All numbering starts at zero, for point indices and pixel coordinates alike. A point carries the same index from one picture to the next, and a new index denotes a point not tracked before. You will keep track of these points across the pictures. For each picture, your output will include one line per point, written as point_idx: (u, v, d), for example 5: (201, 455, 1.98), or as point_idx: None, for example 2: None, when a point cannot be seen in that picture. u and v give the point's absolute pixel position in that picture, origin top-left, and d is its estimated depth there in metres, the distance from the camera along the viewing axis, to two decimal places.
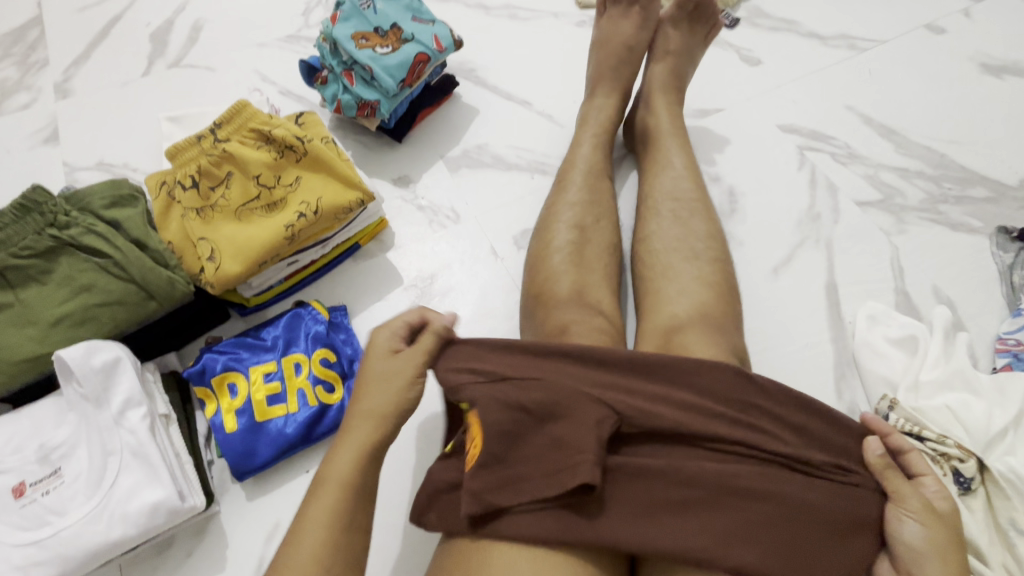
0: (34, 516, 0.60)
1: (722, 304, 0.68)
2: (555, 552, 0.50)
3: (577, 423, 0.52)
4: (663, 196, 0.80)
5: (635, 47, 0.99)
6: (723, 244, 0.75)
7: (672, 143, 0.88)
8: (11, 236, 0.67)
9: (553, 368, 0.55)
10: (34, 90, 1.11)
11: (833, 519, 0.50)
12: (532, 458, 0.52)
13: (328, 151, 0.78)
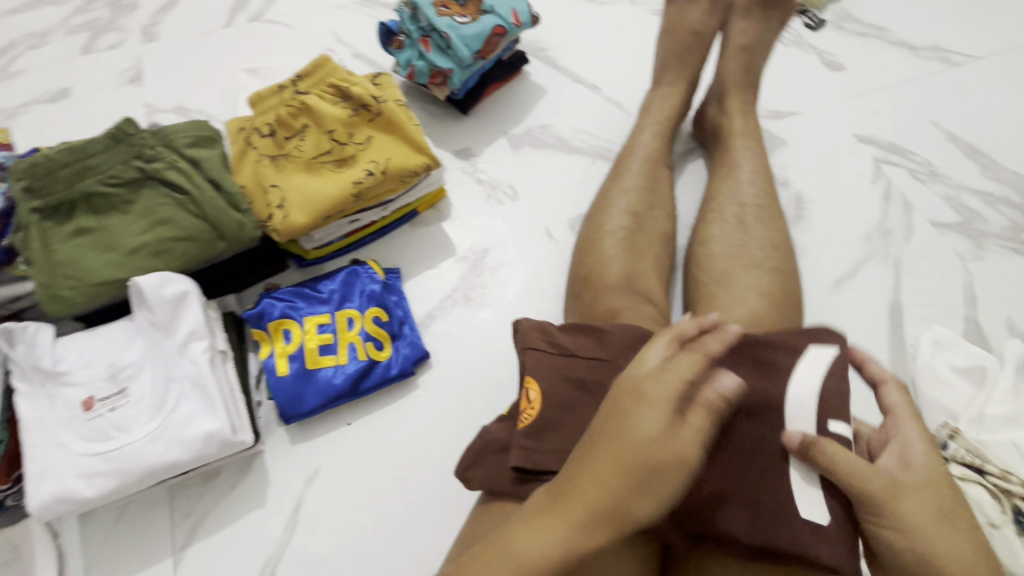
0: (100, 430, 0.64)
1: (773, 315, 0.66)
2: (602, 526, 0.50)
3: None
4: (727, 199, 0.78)
5: (704, 34, 0.95)
6: (787, 255, 0.72)
7: (743, 145, 0.85)
8: (100, 163, 0.70)
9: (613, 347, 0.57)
10: (124, 31, 1.16)
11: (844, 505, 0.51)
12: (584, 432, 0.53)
13: (401, 114, 0.79)
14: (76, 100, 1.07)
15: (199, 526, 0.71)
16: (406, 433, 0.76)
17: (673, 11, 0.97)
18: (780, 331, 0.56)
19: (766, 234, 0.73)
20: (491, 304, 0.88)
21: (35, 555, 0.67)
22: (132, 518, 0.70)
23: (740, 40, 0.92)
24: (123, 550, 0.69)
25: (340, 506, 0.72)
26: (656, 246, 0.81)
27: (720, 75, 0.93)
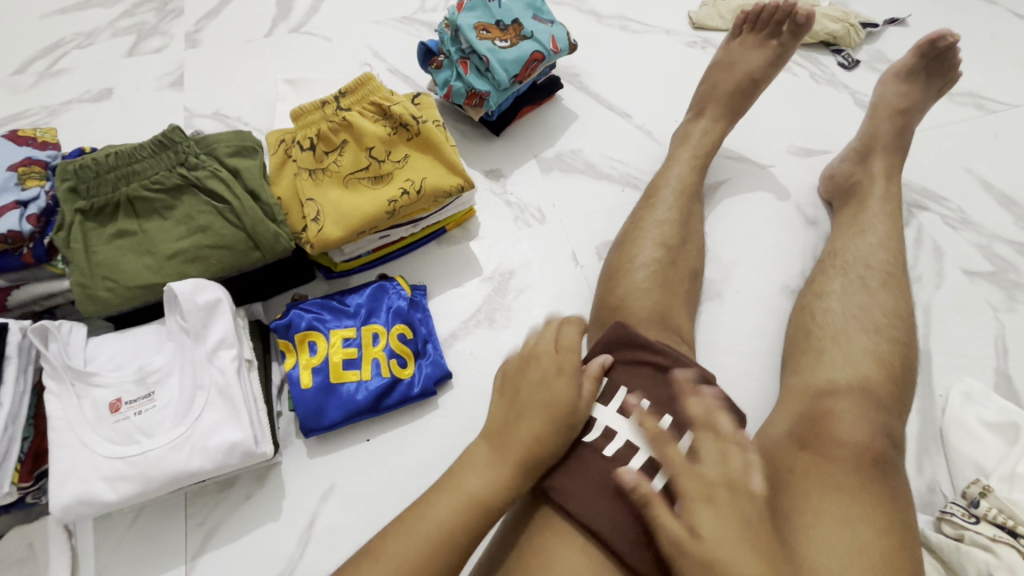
0: (125, 433, 0.64)
1: (890, 386, 0.69)
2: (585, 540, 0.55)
3: None
4: (853, 259, 0.81)
5: (760, 81, 0.99)
6: (908, 325, 0.75)
7: (877, 206, 0.87)
8: (145, 168, 0.71)
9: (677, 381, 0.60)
10: (168, 36, 1.18)
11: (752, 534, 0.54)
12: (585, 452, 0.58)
13: (438, 135, 0.81)
14: (118, 100, 1.09)
15: (212, 534, 0.70)
16: (425, 454, 0.76)
17: (736, 48, 1.01)
18: (879, 393, 0.68)
19: (890, 301, 0.76)
20: (515, 327, 0.87)
21: (49, 556, 0.67)
22: (146, 523, 0.70)
23: (897, 103, 0.93)
24: (135, 556, 0.69)
25: (355, 524, 0.72)
26: (685, 281, 0.81)
27: (872, 134, 0.93)
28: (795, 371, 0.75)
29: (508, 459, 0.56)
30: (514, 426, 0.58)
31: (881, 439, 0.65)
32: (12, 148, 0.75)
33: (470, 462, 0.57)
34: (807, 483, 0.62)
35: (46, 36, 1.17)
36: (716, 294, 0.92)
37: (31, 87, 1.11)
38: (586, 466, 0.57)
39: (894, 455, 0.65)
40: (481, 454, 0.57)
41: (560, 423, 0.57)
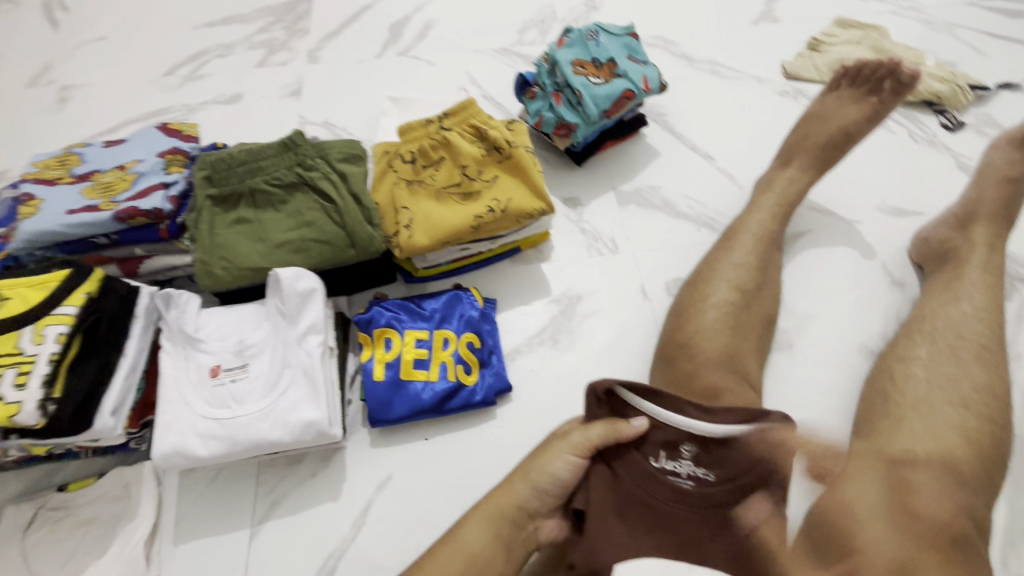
0: (220, 397, 0.71)
1: (978, 466, 0.65)
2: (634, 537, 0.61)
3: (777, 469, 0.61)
4: (943, 326, 0.77)
5: (854, 135, 0.97)
6: (1004, 405, 0.70)
7: (975, 275, 0.82)
8: (268, 166, 0.80)
9: (714, 459, 0.61)
10: (293, 51, 1.33)
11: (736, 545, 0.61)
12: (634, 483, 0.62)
13: (528, 160, 0.85)
14: (245, 105, 1.23)
15: (277, 504, 0.76)
16: (478, 460, 0.79)
17: (832, 101, 1.00)
18: (962, 469, 0.64)
19: (984, 376, 0.71)
20: (578, 350, 0.89)
21: (141, 496, 0.73)
22: (222, 483, 0.77)
23: (1006, 171, 0.89)
24: (209, 512, 0.75)
25: (405, 517, 0.75)
26: (757, 327, 0.80)
27: (975, 199, 0.89)
28: (868, 435, 0.72)
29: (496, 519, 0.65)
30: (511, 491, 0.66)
31: (963, 521, 0.61)
32: (163, 140, 0.88)
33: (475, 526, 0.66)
34: (875, 552, 0.58)
35: (195, 45, 1.34)
36: (788, 345, 0.90)
37: (177, 87, 1.27)
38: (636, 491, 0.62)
39: (976, 538, 0.61)
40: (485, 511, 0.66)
41: (504, 537, 0.65)
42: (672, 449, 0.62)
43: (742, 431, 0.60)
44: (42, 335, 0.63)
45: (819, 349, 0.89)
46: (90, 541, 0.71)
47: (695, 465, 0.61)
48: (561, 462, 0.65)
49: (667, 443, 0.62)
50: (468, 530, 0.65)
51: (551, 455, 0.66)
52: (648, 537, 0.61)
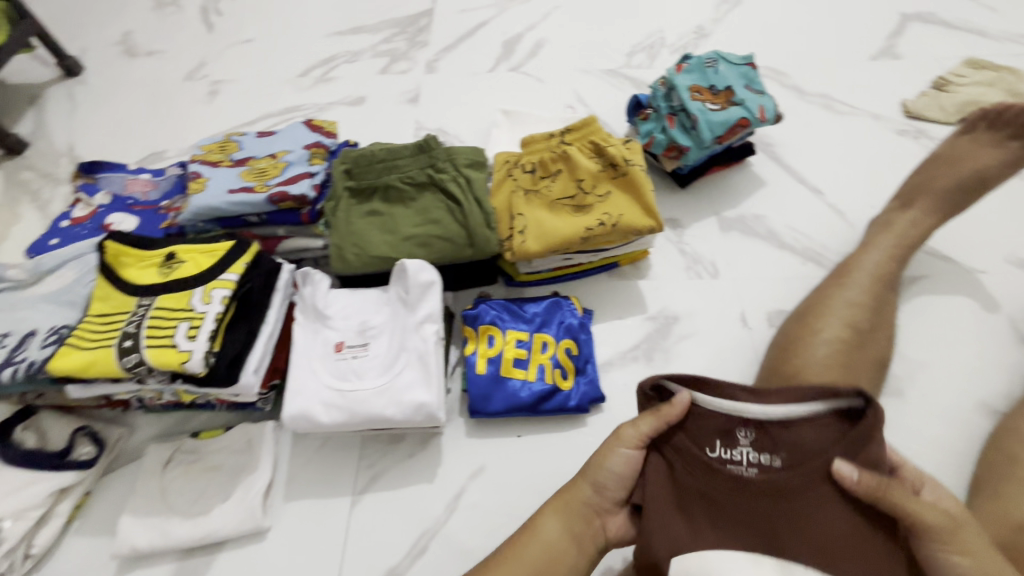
0: (343, 371, 0.77)
1: None
2: (699, 522, 0.58)
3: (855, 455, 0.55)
4: None
5: (988, 181, 0.93)
6: None
7: None
8: (403, 165, 0.87)
9: (779, 442, 0.56)
10: (413, 61, 1.43)
11: (821, 545, 0.55)
12: (689, 471, 0.59)
13: (643, 179, 0.88)
14: (368, 107, 1.33)
15: (377, 478, 0.81)
16: (567, 464, 0.81)
17: (965, 143, 0.96)
18: None
19: None
20: (672, 370, 0.90)
21: (261, 451, 0.80)
22: (329, 451, 0.83)
23: None
24: (316, 476, 0.81)
25: (495, 508, 0.78)
26: (868, 368, 0.78)
27: None
28: (989, 495, 0.68)
29: (564, 511, 0.67)
30: (576, 489, 0.68)
31: None
32: (308, 134, 0.97)
33: (548, 520, 0.67)
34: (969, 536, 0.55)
35: (328, 51, 1.47)
36: (896, 391, 0.86)
37: (309, 88, 1.39)
38: (696, 481, 0.58)
39: None
40: (553, 506, 0.68)
41: (575, 532, 0.66)
42: (728, 437, 0.58)
43: (799, 411, 0.56)
44: (209, 296, 0.71)
45: (932, 401, 0.85)
46: (216, 486, 0.78)
47: (756, 451, 0.57)
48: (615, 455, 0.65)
49: (725, 431, 0.58)
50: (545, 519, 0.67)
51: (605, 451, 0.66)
52: (718, 530, 0.57)
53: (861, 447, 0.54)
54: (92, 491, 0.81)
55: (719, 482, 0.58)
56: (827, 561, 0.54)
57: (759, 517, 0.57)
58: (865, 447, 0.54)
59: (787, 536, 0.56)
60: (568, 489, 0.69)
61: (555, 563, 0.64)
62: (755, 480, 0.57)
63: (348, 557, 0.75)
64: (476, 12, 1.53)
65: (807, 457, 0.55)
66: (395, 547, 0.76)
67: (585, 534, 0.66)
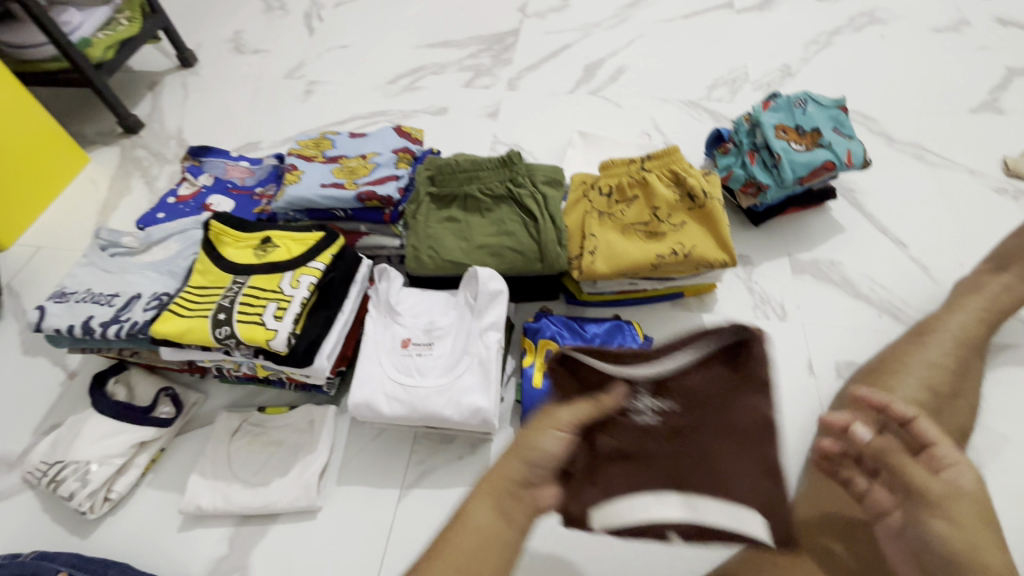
0: (407, 366, 0.81)
1: None
2: (618, 472, 0.57)
3: (751, 391, 0.57)
4: None
5: None
6: None
7: None
8: (484, 177, 0.91)
9: (674, 389, 0.58)
10: (495, 77, 1.48)
11: (738, 482, 0.55)
12: (607, 435, 0.58)
13: (720, 213, 0.87)
14: (449, 118, 1.39)
15: (425, 475, 0.83)
16: None
17: None
18: None
19: None
20: None
21: (322, 433, 0.84)
22: (383, 442, 0.86)
23: None
24: (368, 464, 0.84)
25: None
26: (948, 434, 0.74)
27: None
28: None
29: (495, 495, 0.52)
30: (502, 472, 0.52)
31: None
32: (396, 138, 1.02)
33: (475, 508, 0.51)
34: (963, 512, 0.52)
35: (416, 61, 1.55)
36: (975, 464, 0.80)
37: (396, 95, 1.47)
38: (614, 441, 0.58)
39: None
40: (486, 487, 0.53)
41: (507, 513, 0.51)
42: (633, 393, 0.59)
43: (694, 356, 0.58)
44: (298, 281, 0.76)
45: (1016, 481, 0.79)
46: (277, 460, 0.83)
47: (654, 399, 0.59)
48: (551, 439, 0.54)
49: (626, 386, 0.59)
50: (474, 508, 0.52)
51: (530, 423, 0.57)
52: (633, 481, 0.56)
53: (753, 375, 0.56)
54: (166, 448, 0.87)
55: (625, 434, 0.58)
56: (746, 497, 0.54)
57: (672, 466, 0.56)
58: (754, 379, 0.56)
59: (700, 476, 0.55)
60: (500, 469, 0.53)
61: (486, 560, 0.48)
62: (659, 425, 0.58)
63: (392, 547, 0.77)
64: (561, 35, 1.57)
65: (699, 393, 0.58)
66: None
67: (513, 536, 0.50)
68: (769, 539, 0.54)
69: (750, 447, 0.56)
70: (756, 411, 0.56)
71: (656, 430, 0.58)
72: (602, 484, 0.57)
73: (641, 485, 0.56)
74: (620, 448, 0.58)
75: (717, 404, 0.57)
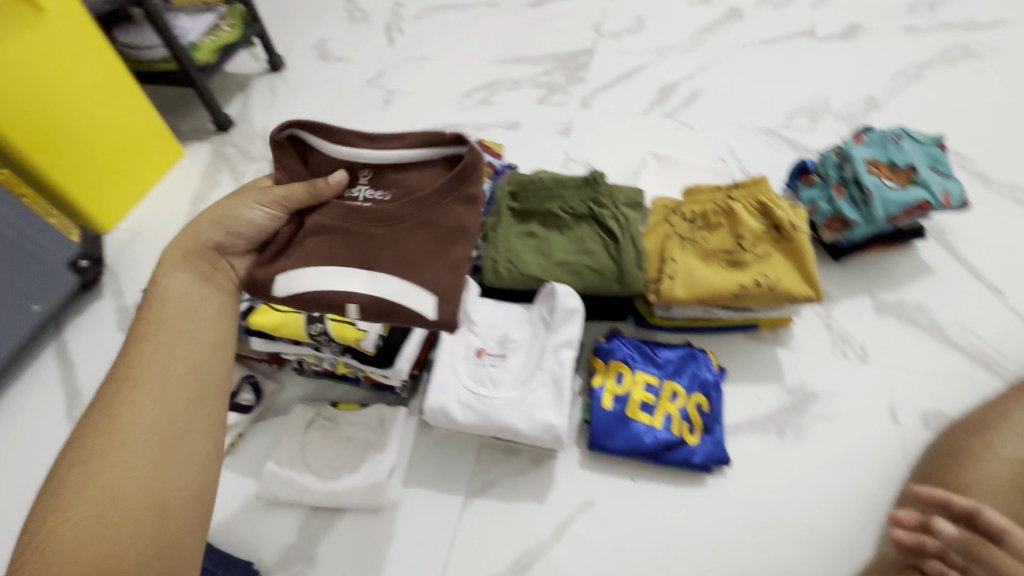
0: (481, 376, 0.82)
1: None
2: (330, 254, 0.65)
3: (437, 184, 0.66)
4: None
5: None
6: None
7: None
8: (567, 195, 0.92)
9: (387, 179, 0.68)
10: (569, 95, 1.50)
11: (405, 253, 0.64)
12: (326, 221, 0.67)
13: (808, 247, 0.85)
14: (522, 132, 1.42)
15: (489, 485, 0.83)
16: (682, 520, 0.79)
17: None
18: None
19: None
20: (806, 450, 0.85)
21: (391, 433, 0.85)
22: (448, 448, 0.87)
23: None
24: (433, 469, 0.86)
25: (602, 545, 0.78)
26: None
27: None
28: None
29: (167, 378, 0.61)
30: (178, 314, 0.65)
31: None
32: None
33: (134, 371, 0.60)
34: None
35: (491, 75, 1.59)
36: None
37: (471, 107, 1.51)
38: (325, 222, 0.67)
39: None
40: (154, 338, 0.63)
41: (180, 344, 0.63)
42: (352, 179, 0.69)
43: (416, 160, 0.67)
44: None
45: None
46: (347, 456, 0.85)
47: (374, 189, 0.68)
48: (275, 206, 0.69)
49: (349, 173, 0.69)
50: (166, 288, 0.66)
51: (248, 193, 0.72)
52: (332, 247, 0.65)
53: (461, 182, 0.65)
54: (243, 434, 0.91)
55: (330, 214, 0.67)
56: (399, 256, 0.64)
57: (353, 229, 0.66)
58: (451, 180, 0.65)
59: (382, 253, 0.65)
60: (168, 330, 0.63)
61: (120, 423, 0.57)
62: (369, 207, 0.66)
63: (454, 553, 0.78)
64: (636, 56, 1.58)
65: (404, 188, 0.67)
66: (498, 557, 0.78)
67: (228, 340, 0.68)
68: (434, 316, 0.63)
69: (438, 241, 0.65)
70: (451, 216, 0.65)
71: (389, 228, 0.66)
72: (319, 257, 0.65)
73: (336, 256, 0.65)
74: (326, 224, 0.66)
75: (419, 203, 0.66)
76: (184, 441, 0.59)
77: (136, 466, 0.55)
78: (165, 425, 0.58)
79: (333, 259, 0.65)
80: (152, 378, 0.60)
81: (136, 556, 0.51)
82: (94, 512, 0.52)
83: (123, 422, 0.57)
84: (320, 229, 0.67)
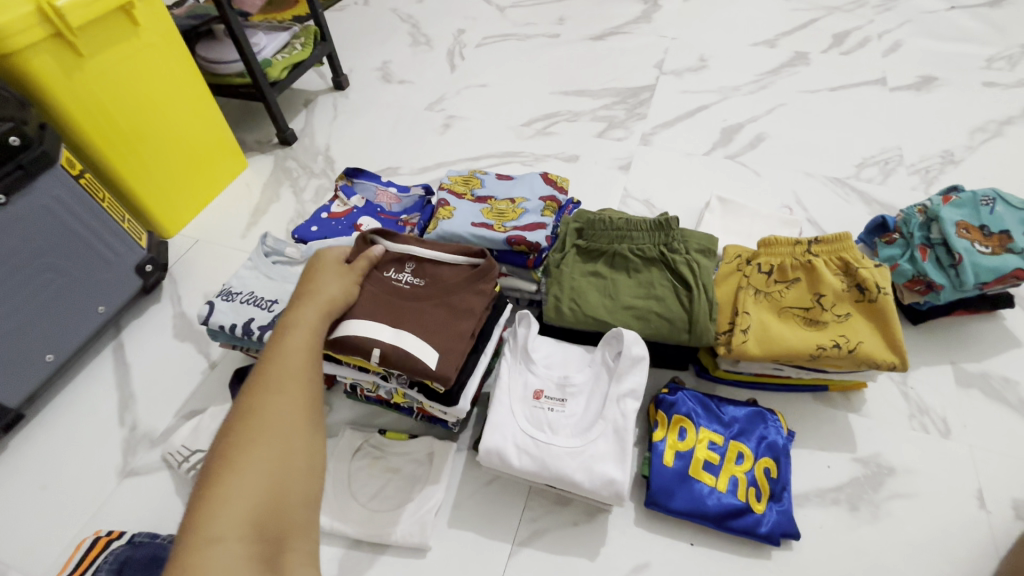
0: (538, 419, 0.79)
1: None
2: (374, 314, 0.72)
3: (462, 278, 0.77)
4: None
5: None
6: None
7: None
8: (636, 237, 0.90)
9: (427, 270, 0.79)
10: (629, 131, 1.49)
11: (427, 320, 0.73)
12: (372, 292, 0.75)
13: (893, 311, 0.80)
14: (580, 165, 1.41)
15: (537, 535, 0.80)
16: None
17: None
18: None
19: None
20: (882, 530, 0.78)
21: (440, 469, 0.83)
22: (496, 491, 0.84)
23: None
24: (480, 511, 0.82)
25: None
26: None
27: None
28: None
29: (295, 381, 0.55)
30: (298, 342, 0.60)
31: None
32: (543, 185, 1.03)
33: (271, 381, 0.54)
34: None
35: (551, 106, 1.59)
36: None
37: (530, 137, 1.51)
38: (374, 293, 0.75)
39: None
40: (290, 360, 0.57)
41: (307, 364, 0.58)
42: (400, 266, 0.79)
43: (453, 260, 0.79)
44: None
45: None
46: (392, 489, 0.83)
47: (414, 276, 0.78)
48: (352, 286, 0.74)
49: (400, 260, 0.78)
50: (302, 312, 0.65)
51: (328, 266, 0.74)
52: (369, 303, 0.73)
53: (481, 277, 0.77)
54: None
55: (380, 287, 0.75)
56: (422, 322, 0.73)
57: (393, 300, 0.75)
58: (474, 275, 0.77)
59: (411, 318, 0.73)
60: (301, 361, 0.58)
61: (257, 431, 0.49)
62: (408, 289, 0.76)
63: None
64: (698, 96, 1.56)
65: (437, 276, 0.78)
66: None
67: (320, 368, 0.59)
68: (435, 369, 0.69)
69: (451, 313, 0.75)
70: (466, 301, 0.75)
71: (413, 302, 0.75)
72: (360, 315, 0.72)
73: (376, 315, 0.72)
74: (374, 296, 0.74)
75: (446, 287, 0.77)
76: (301, 443, 0.50)
77: (274, 458, 0.48)
78: (304, 413, 0.52)
79: (378, 318, 0.72)
80: (290, 380, 0.54)
81: (301, 517, 0.47)
82: (237, 493, 0.44)
83: (267, 405, 0.51)
84: (367, 296, 0.74)
